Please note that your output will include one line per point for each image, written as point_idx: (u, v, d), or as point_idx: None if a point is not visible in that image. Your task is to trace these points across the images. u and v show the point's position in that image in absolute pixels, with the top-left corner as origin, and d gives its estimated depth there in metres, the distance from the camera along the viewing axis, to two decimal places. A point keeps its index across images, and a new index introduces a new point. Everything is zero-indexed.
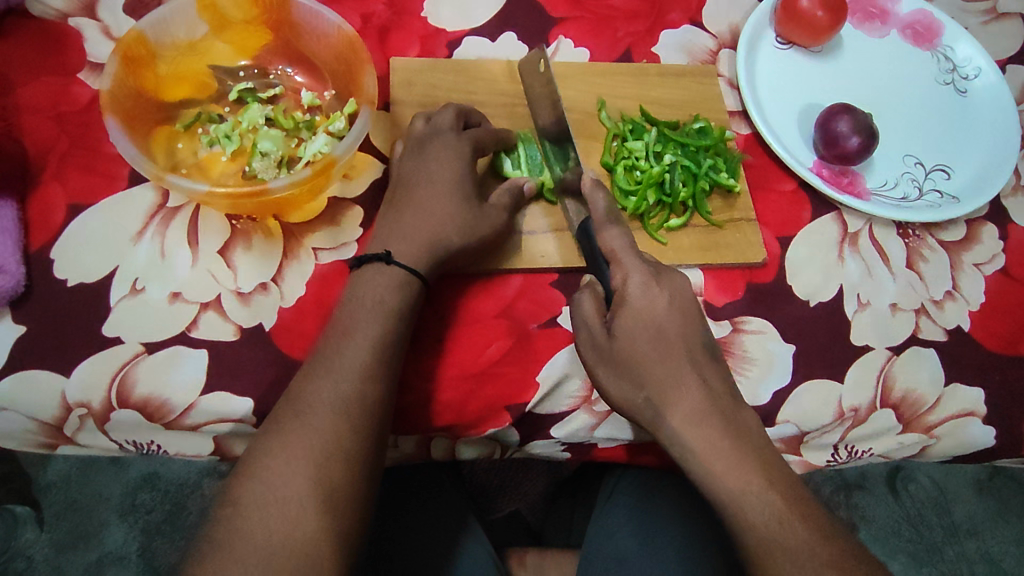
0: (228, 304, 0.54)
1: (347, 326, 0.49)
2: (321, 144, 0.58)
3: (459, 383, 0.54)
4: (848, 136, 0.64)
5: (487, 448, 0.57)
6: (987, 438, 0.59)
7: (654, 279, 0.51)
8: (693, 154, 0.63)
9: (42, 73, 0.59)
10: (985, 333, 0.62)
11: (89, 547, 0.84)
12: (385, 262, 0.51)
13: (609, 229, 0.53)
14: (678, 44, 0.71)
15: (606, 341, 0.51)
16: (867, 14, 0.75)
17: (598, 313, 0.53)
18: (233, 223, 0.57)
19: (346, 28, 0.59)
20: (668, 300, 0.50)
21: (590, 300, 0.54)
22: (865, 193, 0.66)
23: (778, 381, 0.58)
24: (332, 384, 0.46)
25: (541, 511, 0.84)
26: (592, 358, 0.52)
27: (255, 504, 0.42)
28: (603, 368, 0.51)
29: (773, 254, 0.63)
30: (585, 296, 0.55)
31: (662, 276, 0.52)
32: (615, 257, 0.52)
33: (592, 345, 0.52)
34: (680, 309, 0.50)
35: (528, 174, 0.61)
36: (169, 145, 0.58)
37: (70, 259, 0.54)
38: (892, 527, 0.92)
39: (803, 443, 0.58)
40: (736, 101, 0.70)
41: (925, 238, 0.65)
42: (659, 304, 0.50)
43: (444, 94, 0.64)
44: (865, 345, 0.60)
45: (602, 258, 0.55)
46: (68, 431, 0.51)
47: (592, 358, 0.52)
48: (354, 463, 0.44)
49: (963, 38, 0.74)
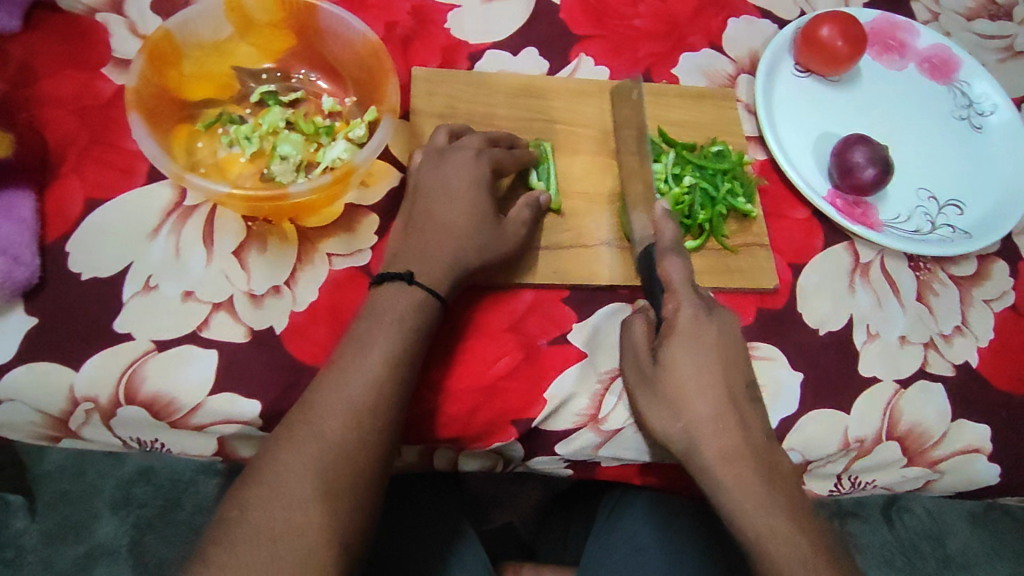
0: (240, 306, 0.54)
1: (363, 337, 0.49)
2: (340, 150, 0.58)
3: (467, 396, 0.54)
4: (864, 167, 0.64)
5: (489, 461, 0.57)
6: (990, 476, 0.59)
7: (705, 312, 0.51)
8: (711, 177, 0.64)
9: (67, 66, 0.60)
10: (992, 369, 0.62)
11: (80, 540, 0.84)
12: (408, 282, 0.51)
13: (671, 259, 0.53)
14: (697, 67, 0.72)
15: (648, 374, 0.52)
16: (886, 46, 0.75)
17: (647, 338, 0.54)
18: (250, 224, 0.57)
19: (371, 36, 0.60)
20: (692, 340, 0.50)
21: (640, 324, 0.55)
22: (878, 225, 0.66)
23: (786, 409, 0.58)
24: (348, 395, 0.46)
25: (534, 524, 0.84)
26: (635, 384, 0.53)
27: (264, 510, 0.41)
28: (652, 406, 0.51)
29: (785, 281, 0.63)
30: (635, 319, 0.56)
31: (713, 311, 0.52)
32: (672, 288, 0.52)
33: (639, 372, 0.53)
34: (726, 341, 0.51)
35: (550, 188, 0.62)
36: (188, 144, 0.58)
37: (84, 252, 0.54)
38: (884, 557, 0.92)
39: (806, 471, 0.58)
40: (753, 125, 0.71)
41: (936, 272, 0.65)
42: (706, 336, 0.50)
43: (464, 106, 0.64)
44: (874, 376, 0.60)
45: (657, 290, 0.55)
46: (73, 424, 0.51)
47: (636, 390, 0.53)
48: (361, 474, 0.44)
49: (980, 75, 0.74)
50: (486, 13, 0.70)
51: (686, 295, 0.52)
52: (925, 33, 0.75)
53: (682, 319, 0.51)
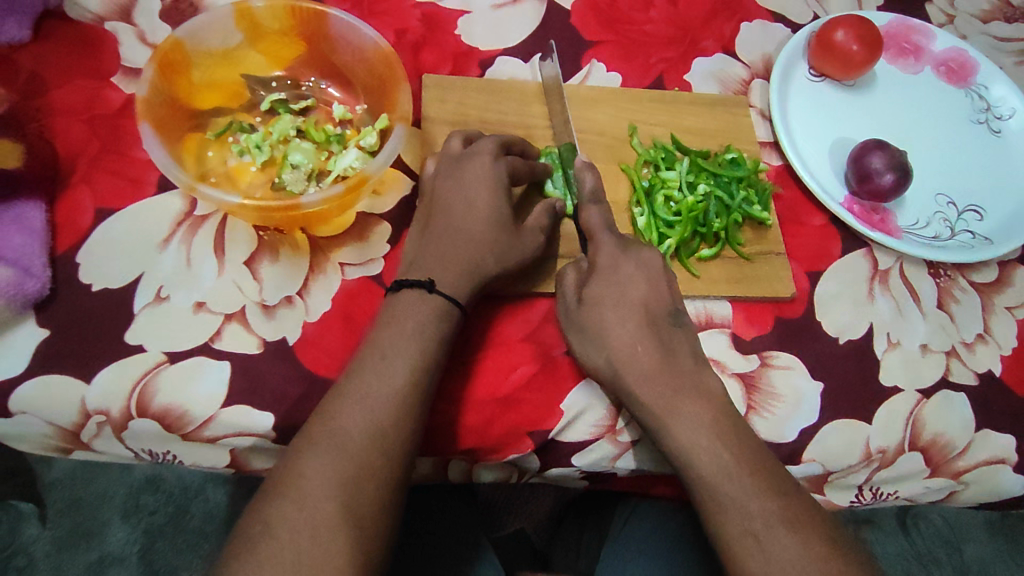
0: (252, 317, 0.53)
1: (383, 347, 0.48)
2: (352, 159, 0.58)
3: (482, 407, 0.53)
4: (882, 173, 0.63)
5: (504, 473, 0.56)
6: (1017, 487, 0.58)
7: (622, 250, 0.55)
8: (726, 186, 0.63)
9: (77, 75, 0.59)
10: (1016, 377, 0.61)
11: (91, 546, 0.83)
12: (428, 289, 0.50)
13: (589, 207, 0.56)
14: (710, 72, 0.71)
15: (573, 309, 0.54)
16: (901, 50, 0.74)
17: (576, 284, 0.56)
18: (261, 234, 0.56)
19: (382, 44, 0.59)
20: (633, 267, 0.54)
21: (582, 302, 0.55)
22: (897, 231, 0.65)
23: (805, 419, 0.57)
24: (369, 407, 0.45)
25: (548, 532, 0.83)
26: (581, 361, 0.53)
27: (287, 525, 0.41)
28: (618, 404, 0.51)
29: (802, 289, 0.62)
30: (585, 307, 0.55)
31: (646, 277, 0.55)
32: (592, 234, 0.56)
33: (563, 312, 0.55)
34: (648, 276, 0.55)
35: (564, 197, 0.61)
36: (199, 153, 0.58)
37: (96, 263, 0.53)
38: (902, 566, 0.89)
39: (828, 482, 0.57)
40: (767, 131, 0.70)
41: (957, 279, 0.64)
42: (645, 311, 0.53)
43: (476, 114, 0.64)
44: (895, 386, 0.59)
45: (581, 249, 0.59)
46: (84, 437, 0.50)
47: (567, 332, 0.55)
48: (383, 488, 0.44)
49: (998, 78, 0.73)
50: (497, 19, 0.69)
51: (606, 239, 0.55)
52: (941, 37, 0.74)
53: (602, 255, 0.55)
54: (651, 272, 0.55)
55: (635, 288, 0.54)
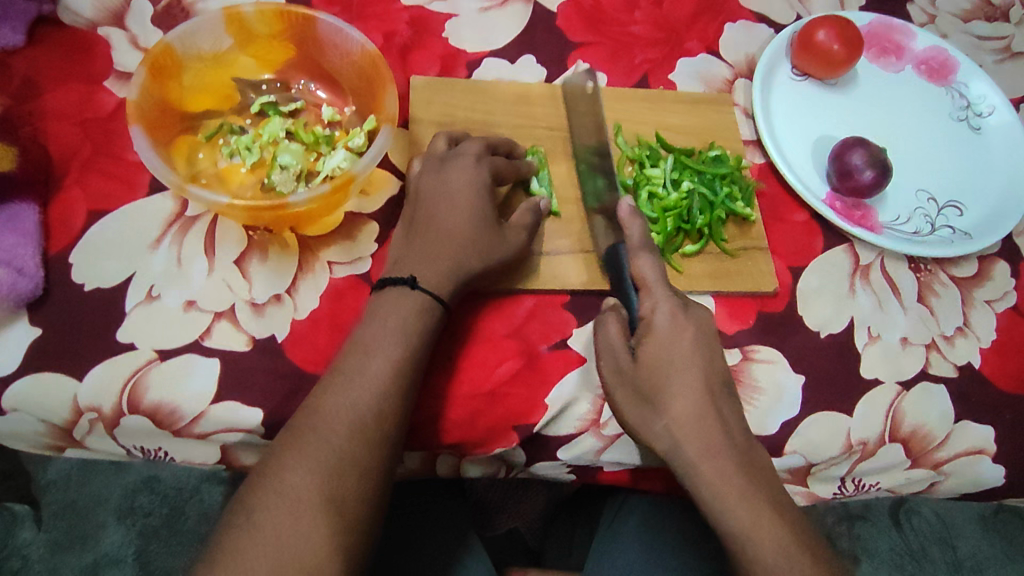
0: (242, 315, 0.54)
1: (367, 343, 0.49)
2: (340, 159, 0.59)
3: (468, 402, 0.54)
4: (862, 170, 0.65)
5: (491, 467, 0.57)
6: (995, 477, 0.59)
7: (681, 310, 0.53)
8: (709, 182, 0.64)
9: (70, 79, 0.60)
10: (995, 369, 0.62)
11: (85, 550, 0.83)
12: (411, 286, 0.51)
13: (643, 256, 0.54)
14: (695, 71, 0.72)
15: (626, 367, 0.52)
16: (883, 49, 0.75)
17: (622, 336, 0.54)
18: (250, 233, 0.57)
19: (369, 46, 0.60)
20: (692, 332, 0.52)
21: (614, 323, 0.54)
22: (878, 226, 0.66)
23: (788, 412, 0.58)
24: (352, 401, 0.46)
25: (542, 530, 0.83)
26: (612, 381, 0.53)
27: (271, 515, 0.42)
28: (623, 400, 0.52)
29: (785, 284, 0.63)
30: (609, 317, 0.55)
31: (689, 307, 0.53)
32: (645, 286, 0.53)
33: (614, 368, 0.53)
34: (704, 339, 0.52)
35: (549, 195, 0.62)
36: (190, 155, 0.59)
37: (88, 263, 0.54)
38: (893, 561, 0.89)
39: (810, 474, 0.58)
40: (751, 129, 0.71)
41: (937, 273, 0.65)
42: (686, 332, 0.52)
43: (463, 114, 0.65)
44: (875, 378, 0.60)
45: (630, 289, 0.56)
46: (77, 434, 0.51)
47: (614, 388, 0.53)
48: (367, 479, 0.45)
49: (978, 76, 0.74)
50: (484, 21, 0.70)
51: (663, 293, 0.53)
52: (922, 36, 0.75)
53: (659, 315, 0.52)
54: (706, 332, 0.52)
55: (686, 337, 0.51)
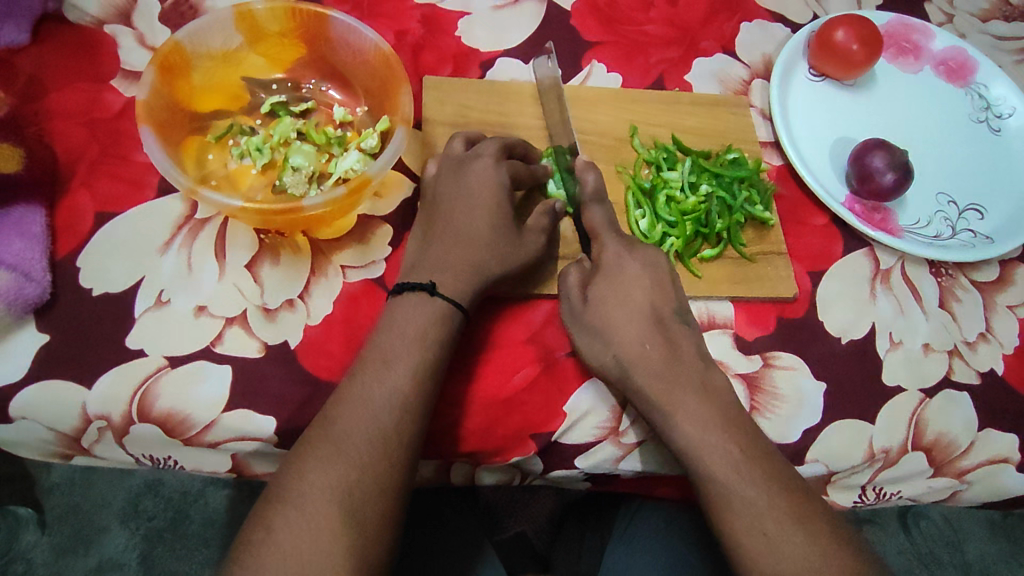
0: (254, 320, 0.53)
1: (385, 351, 0.48)
2: (353, 161, 0.57)
3: (485, 410, 0.53)
4: (883, 173, 0.63)
5: (507, 476, 0.56)
6: (1019, 486, 0.58)
7: (627, 250, 0.56)
8: (727, 186, 0.63)
9: (76, 79, 0.59)
10: (1018, 376, 0.61)
11: (89, 552, 0.82)
12: (430, 293, 0.50)
13: (593, 207, 0.57)
14: (710, 72, 0.71)
15: (581, 308, 0.54)
16: (901, 49, 0.74)
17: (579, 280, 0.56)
18: (262, 237, 0.56)
19: (383, 45, 0.59)
20: (637, 269, 0.55)
21: (573, 271, 0.56)
22: (898, 230, 0.65)
23: (809, 420, 0.57)
24: (370, 413, 0.45)
25: (548, 534, 0.79)
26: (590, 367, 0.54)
27: (289, 531, 0.40)
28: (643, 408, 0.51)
29: (805, 289, 0.62)
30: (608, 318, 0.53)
31: (636, 249, 0.56)
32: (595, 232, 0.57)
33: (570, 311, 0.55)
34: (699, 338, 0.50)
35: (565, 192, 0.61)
36: (199, 156, 0.57)
37: (96, 267, 0.53)
38: (904, 565, 0.88)
39: (831, 483, 0.57)
40: (768, 131, 0.70)
41: (959, 278, 0.64)
42: None
43: (477, 115, 0.64)
44: (898, 385, 0.59)
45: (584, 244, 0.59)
46: (86, 443, 0.50)
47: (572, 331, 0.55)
48: (387, 493, 0.43)
49: (998, 77, 0.73)
50: (497, 20, 0.69)
51: (611, 238, 0.56)
52: (940, 36, 0.74)
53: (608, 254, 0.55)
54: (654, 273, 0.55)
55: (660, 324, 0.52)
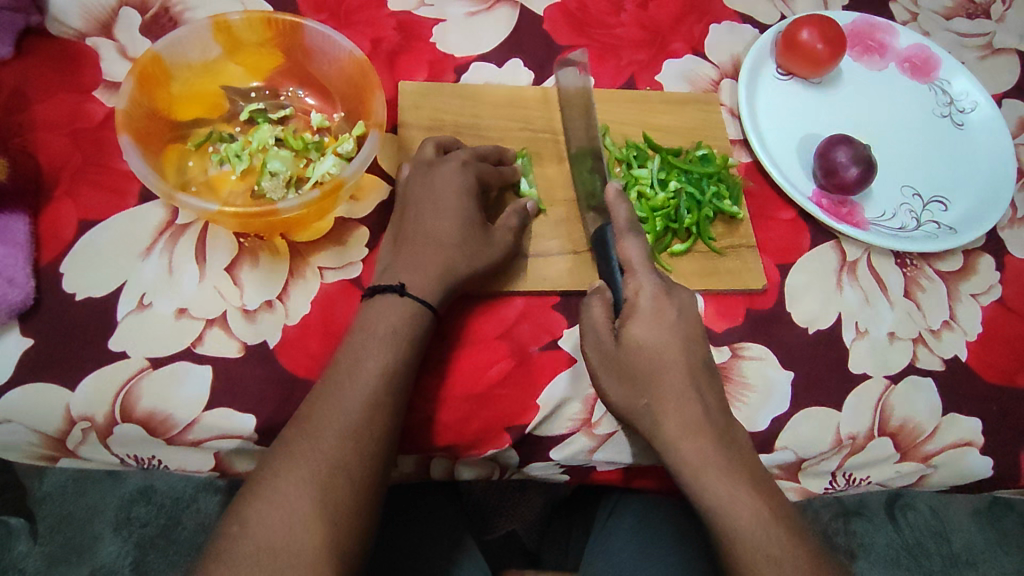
0: (233, 321, 0.55)
1: (359, 349, 0.49)
2: (329, 165, 0.59)
3: (460, 405, 0.55)
4: (847, 167, 0.65)
5: (485, 470, 0.57)
6: (983, 469, 0.59)
7: (665, 292, 0.54)
8: (696, 181, 0.65)
9: (58, 90, 0.61)
10: (982, 362, 0.62)
11: (82, 562, 0.73)
12: (399, 293, 0.52)
13: (629, 238, 0.55)
14: (681, 72, 0.73)
15: (611, 349, 0.54)
16: (866, 48, 0.76)
17: (607, 318, 0.55)
18: (241, 241, 0.57)
19: (357, 53, 0.60)
20: (673, 314, 0.54)
21: (600, 306, 0.56)
22: (864, 223, 0.67)
23: (778, 408, 0.59)
24: (343, 409, 0.46)
25: (538, 532, 0.83)
26: (597, 361, 0.55)
27: (264, 524, 0.42)
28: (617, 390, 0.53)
29: (773, 281, 0.64)
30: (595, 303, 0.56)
31: (672, 290, 0.55)
32: (630, 268, 0.55)
33: (598, 349, 0.55)
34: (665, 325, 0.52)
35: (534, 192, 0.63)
36: (180, 163, 0.59)
37: (79, 272, 0.54)
38: (891, 559, 0.77)
39: (801, 469, 0.59)
40: (737, 129, 0.71)
41: (923, 268, 0.66)
42: None
43: (451, 119, 0.65)
44: (864, 373, 0.61)
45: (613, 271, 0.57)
46: (70, 444, 0.51)
47: (598, 369, 0.54)
48: (360, 486, 0.45)
49: (960, 72, 0.75)
50: (471, 26, 0.71)
51: (646, 273, 0.54)
52: (904, 34, 0.76)
53: (644, 297, 0.53)
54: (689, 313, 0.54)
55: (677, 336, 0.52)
